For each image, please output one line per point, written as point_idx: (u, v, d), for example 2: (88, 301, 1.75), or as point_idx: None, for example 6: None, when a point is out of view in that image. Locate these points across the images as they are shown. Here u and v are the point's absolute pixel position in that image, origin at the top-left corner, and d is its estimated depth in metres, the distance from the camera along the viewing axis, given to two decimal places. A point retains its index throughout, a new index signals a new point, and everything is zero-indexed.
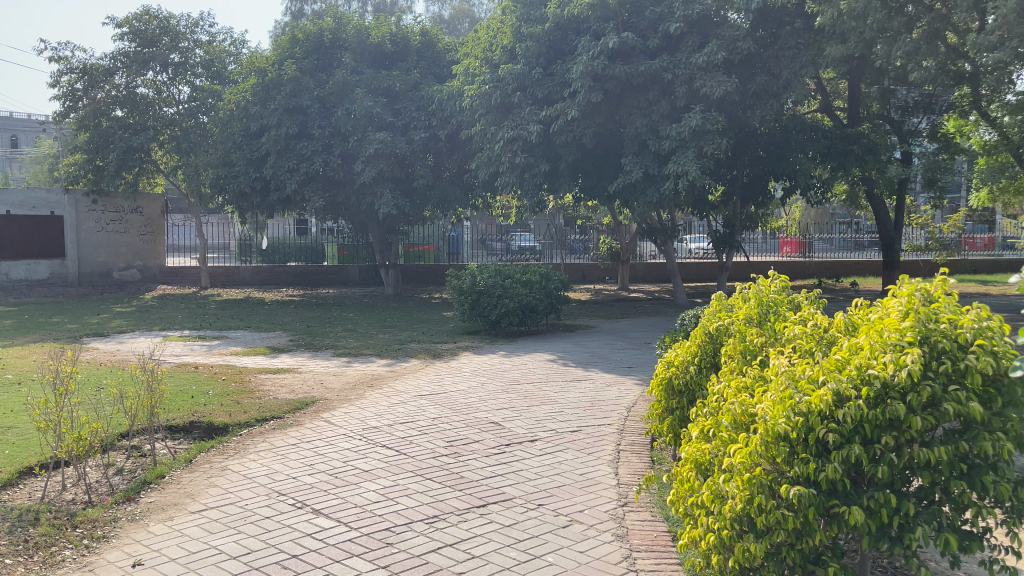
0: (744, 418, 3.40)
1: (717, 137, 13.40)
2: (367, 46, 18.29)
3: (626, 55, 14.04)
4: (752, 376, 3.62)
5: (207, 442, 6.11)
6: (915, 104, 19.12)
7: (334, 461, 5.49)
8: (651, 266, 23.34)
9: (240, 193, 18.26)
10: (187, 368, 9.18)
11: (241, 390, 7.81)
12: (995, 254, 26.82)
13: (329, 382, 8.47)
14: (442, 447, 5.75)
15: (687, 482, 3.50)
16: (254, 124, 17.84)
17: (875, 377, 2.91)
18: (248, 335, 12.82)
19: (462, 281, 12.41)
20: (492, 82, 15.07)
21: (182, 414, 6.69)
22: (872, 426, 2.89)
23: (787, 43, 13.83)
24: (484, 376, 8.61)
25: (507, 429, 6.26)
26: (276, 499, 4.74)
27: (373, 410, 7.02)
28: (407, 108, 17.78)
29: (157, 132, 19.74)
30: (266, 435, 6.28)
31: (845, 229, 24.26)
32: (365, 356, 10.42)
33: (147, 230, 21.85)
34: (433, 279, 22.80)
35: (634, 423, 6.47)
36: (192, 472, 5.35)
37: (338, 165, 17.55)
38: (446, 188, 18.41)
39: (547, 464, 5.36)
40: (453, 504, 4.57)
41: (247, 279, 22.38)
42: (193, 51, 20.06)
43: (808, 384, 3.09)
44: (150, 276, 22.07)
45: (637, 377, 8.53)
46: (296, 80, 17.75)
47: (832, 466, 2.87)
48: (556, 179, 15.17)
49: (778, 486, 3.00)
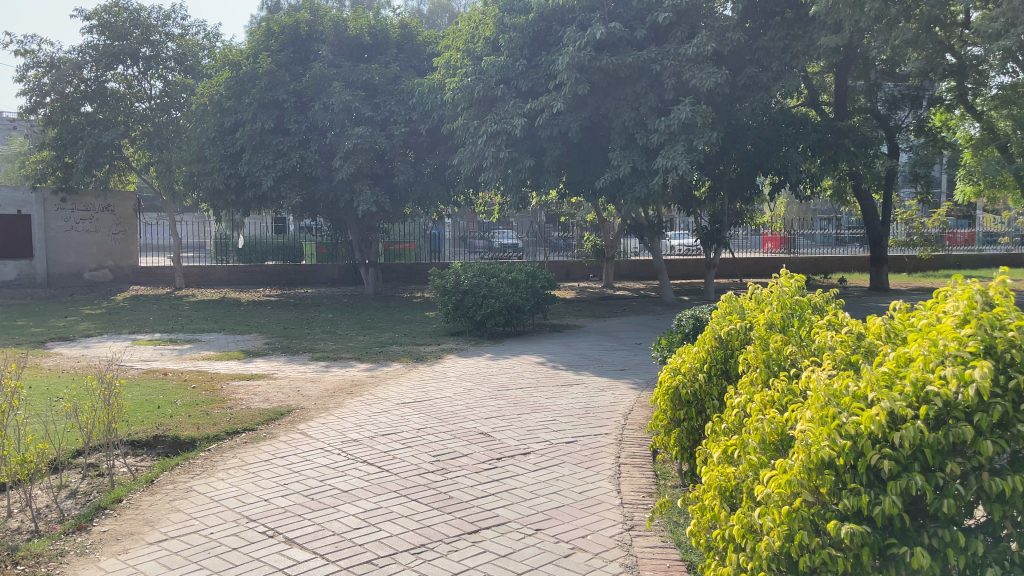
0: (775, 438, 3.01)
1: (707, 130, 13.03)
2: (345, 38, 17.78)
3: (613, 46, 13.64)
4: (780, 390, 3.24)
5: (171, 458, 5.62)
6: (902, 96, 18.73)
7: (309, 480, 5.01)
8: (636, 263, 22.94)
9: (214, 189, 17.64)
10: (155, 375, 8.64)
11: (212, 399, 7.33)
12: (977, 249, 26.58)
13: (306, 390, 7.96)
14: (428, 462, 5.30)
15: (711, 511, 3.10)
16: (229, 119, 17.24)
17: (936, 395, 2.51)
18: (222, 338, 12.28)
19: (445, 281, 11.87)
20: (474, 74, 14.58)
21: (145, 427, 6.18)
22: (934, 451, 2.48)
23: (777, 34, 13.49)
24: (471, 381, 8.15)
25: (497, 441, 5.82)
26: (245, 526, 4.27)
27: (354, 421, 6.55)
28: (386, 102, 17.25)
29: (129, 128, 19.06)
30: (236, 449, 5.80)
31: (825, 225, 23.53)
32: (344, 360, 9.92)
33: (119, 228, 20.93)
34: (414, 278, 22.16)
35: (633, 432, 6.06)
36: (153, 495, 4.85)
37: (315, 160, 17.01)
38: (427, 184, 17.91)
39: (542, 481, 4.94)
40: (442, 531, 4.12)
41: (222, 279, 21.66)
42: (165, 44, 19.36)
43: (856, 402, 2.69)
44: (122, 277, 21.17)
45: (631, 381, 8.12)
46: (271, 73, 17.13)
47: (889, 499, 2.47)
48: (542, 175, 14.77)
49: (822, 521, 2.60)
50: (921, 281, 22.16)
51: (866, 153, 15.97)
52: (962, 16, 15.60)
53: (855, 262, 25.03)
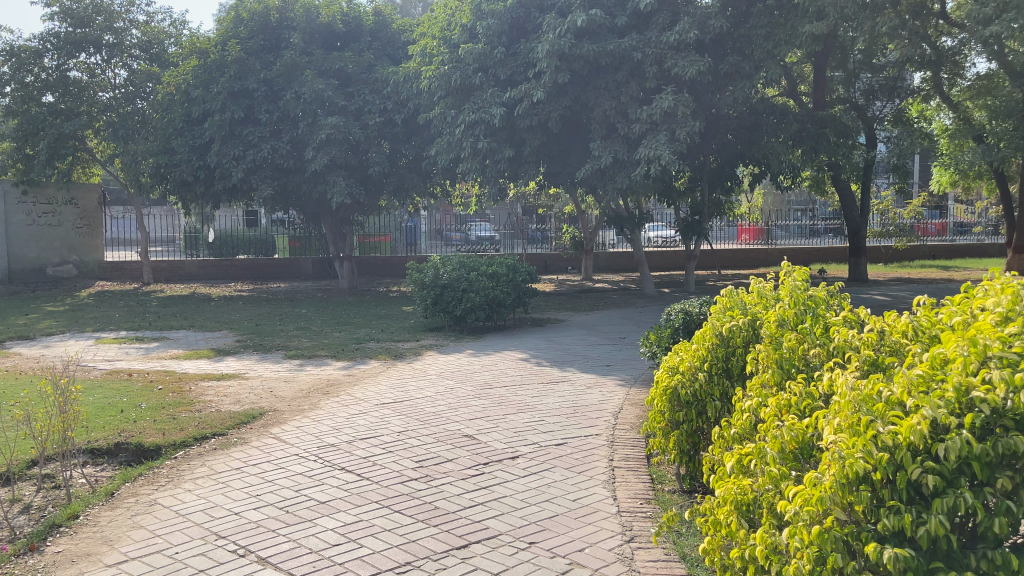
0: (795, 447, 2.78)
1: (689, 120, 12.81)
2: (318, 25, 17.28)
3: (593, 34, 13.37)
4: (798, 393, 2.99)
5: (135, 468, 5.27)
6: (880, 87, 18.57)
7: (284, 491, 4.68)
8: (614, 255, 22.74)
9: (183, 181, 17.14)
10: (119, 377, 8.20)
11: (179, 401, 6.94)
12: (949, 240, 26.65)
13: (279, 390, 7.60)
14: (411, 469, 4.99)
15: (726, 527, 2.84)
16: (196, 109, 16.67)
17: (983, 401, 2.26)
18: (191, 335, 11.89)
19: (424, 274, 11.59)
20: (451, 62, 14.21)
21: (107, 434, 5.80)
22: (983, 464, 2.23)
23: (759, 22, 13.18)
24: (452, 380, 7.83)
25: (484, 444, 5.52)
26: (213, 544, 3.94)
27: (330, 424, 6.22)
28: (360, 92, 16.82)
29: (92, 117, 18.28)
30: (204, 457, 5.45)
31: (800, 216, 23.67)
32: (320, 358, 9.55)
33: (81, 223, 20.39)
34: (391, 271, 21.85)
35: (625, 433, 5.80)
36: (113, 510, 4.49)
37: (287, 151, 16.51)
38: (403, 175, 17.55)
39: (533, 488, 4.65)
40: (428, 547, 3.83)
41: (193, 273, 21.09)
42: (130, 32, 18.82)
43: (890, 409, 2.42)
44: (88, 272, 20.50)
45: (618, 377, 7.87)
46: (241, 61, 16.64)
47: (936, 518, 2.20)
48: (521, 166, 14.46)
49: (857, 542, 2.34)
50: (898, 271, 22.26)
51: (847, 143, 15.82)
52: (939, 7, 15.64)
53: (831, 253, 25.02)
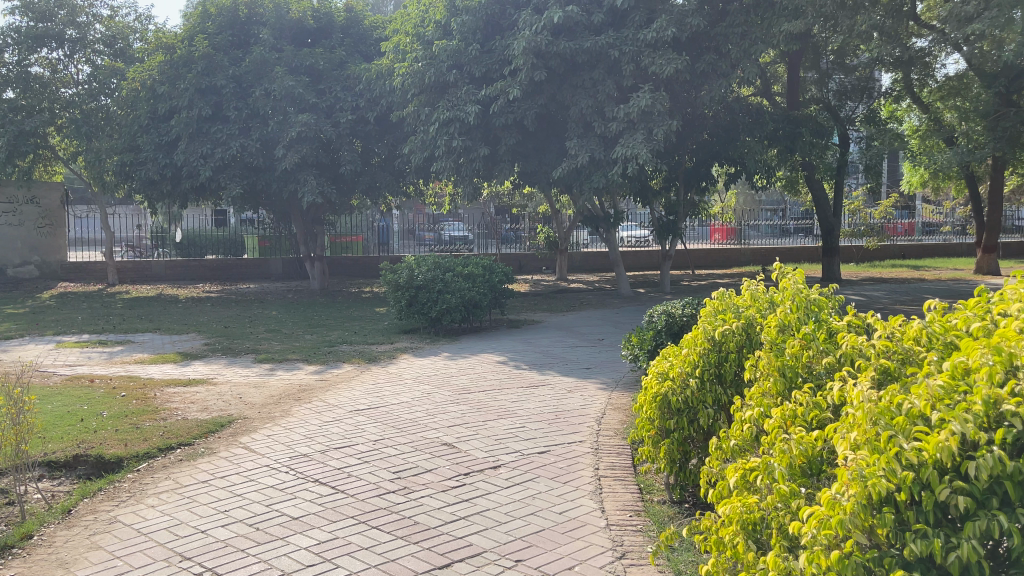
0: (803, 461, 2.63)
1: (666, 118, 12.70)
2: (288, 20, 16.95)
3: (569, 31, 13.23)
4: (804, 403, 2.83)
5: (94, 482, 4.97)
6: (852, 88, 18.41)
7: (254, 506, 4.42)
8: (588, 255, 22.62)
9: (149, 179, 16.65)
10: (80, 383, 7.82)
11: (143, 410, 6.62)
12: (917, 240, 26.89)
13: (249, 397, 7.30)
14: (388, 481, 4.75)
15: (733, 549, 2.66)
16: (162, 106, 16.22)
17: (1014, 416, 2.10)
18: (157, 339, 11.49)
19: (398, 275, 11.32)
20: (425, 59, 13.97)
21: (64, 445, 5.49)
22: (1016, 484, 2.05)
23: (736, 20, 13.11)
24: (429, 384, 7.59)
25: (464, 453, 5.30)
26: (177, 567, 3.67)
27: (302, 433, 5.95)
28: (332, 89, 16.50)
29: (54, 114, 17.72)
30: (169, 468, 5.17)
31: (771, 216, 23.84)
32: (291, 362, 9.24)
33: (45, 223, 19.56)
34: (363, 271, 21.50)
35: (609, 439, 5.62)
36: (70, 529, 4.20)
37: (256, 150, 16.12)
38: (375, 174, 17.23)
39: (517, 500, 4.44)
40: (409, 566, 3.61)
41: (159, 274, 20.49)
42: (93, 26, 18.32)
43: (912, 423, 2.26)
44: (49, 273, 19.84)
45: (599, 380, 7.70)
46: (209, 56, 16.22)
47: (966, 543, 2.03)
48: (496, 165, 14.24)
49: (881, 568, 2.16)
50: (869, 271, 22.39)
51: (822, 144, 15.82)
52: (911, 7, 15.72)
53: (804, 252, 25.13)
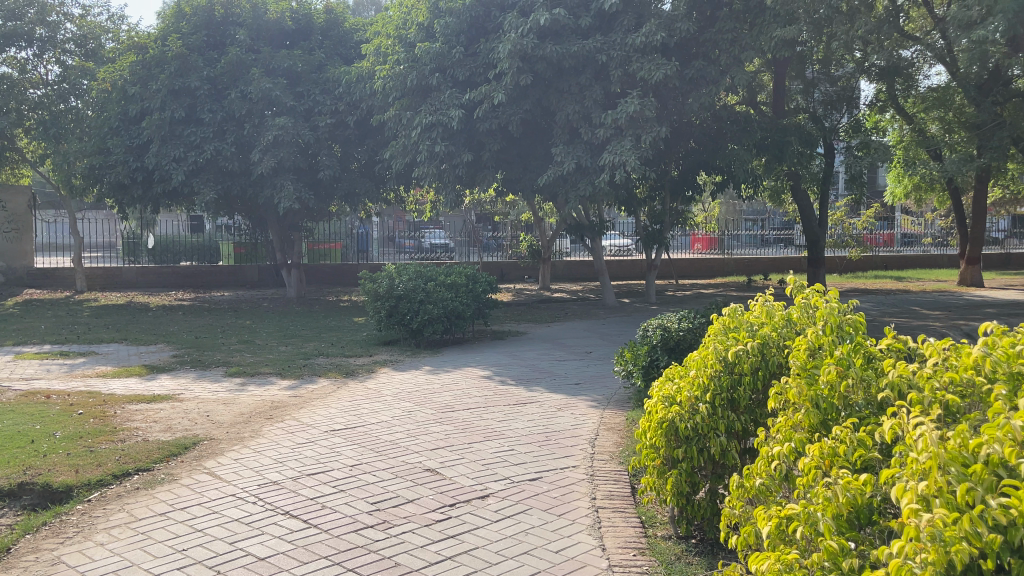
0: (850, 510, 2.26)
1: (655, 124, 12.36)
2: (266, 22, 16.48)
3: (556, 35, 12.90)
4: (847, 440, 2.47)
5: (39, 515, 4.48)
6: (836, 98, 17.76)
7: (215, 545, 3.97)
8: (572, 264, 22.32)
9: (118, 183, 16.08)
10: (35, 399, 7.30)
11: (101, 430, 6.12)
12: (897, 250, 26.84)
13: (217, 415, 6.82)
14: (366, 514, 4.33)
15: None
16: (134, 107, 15.64)
17: None
18: (123, 350, 10.96)
19: (377, 285, 10.87)
20: (407, 62, 13.59)
21: (9, 471, 4.99)
22: None
23: (726, 26, 12.86)
24: (410, 402, 7.15)
25: (448, 480, 4.88)
26: None
27: (273, 456, 5.50)
28: (311, 92, 16.04)
29: (21, 115, 17.06)
30: (124, 499, 4.70)
31: (752, 226, 23.64)
32: (263, 376, 8.76)
33: (10, 228, 18.76)
34: (341, 279, 20.98)
35: (605, 464, 5.23)
36: (5, 573, 3.72)
37: (232, 153, 15.55)
38: (354, 179, 16.79)
39: (508, 536, 4.04)
40: None
41: (131, 281, 19.97)
42: (63, 25, 17.74)
43: (998, 474, 1.88)
44: (14, 279, 19.13)
45: (589, 397, 7.32)
46: (182, 57, 15.58)
47: None
48: (479, 171, 13.85)
49: None
50: (852, 282, 22.28)
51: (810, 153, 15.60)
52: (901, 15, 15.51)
53: (788, 262, 24.78)
